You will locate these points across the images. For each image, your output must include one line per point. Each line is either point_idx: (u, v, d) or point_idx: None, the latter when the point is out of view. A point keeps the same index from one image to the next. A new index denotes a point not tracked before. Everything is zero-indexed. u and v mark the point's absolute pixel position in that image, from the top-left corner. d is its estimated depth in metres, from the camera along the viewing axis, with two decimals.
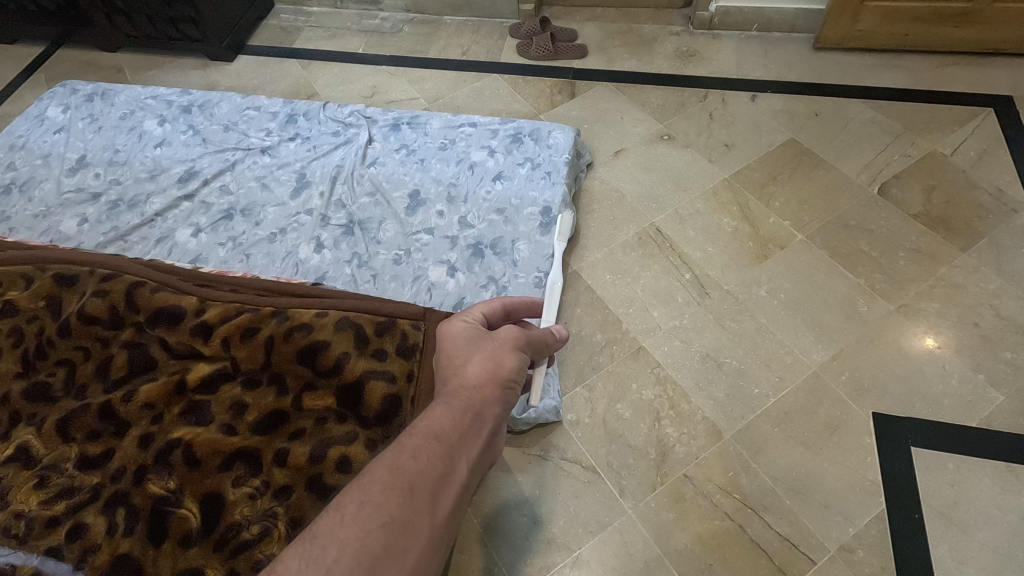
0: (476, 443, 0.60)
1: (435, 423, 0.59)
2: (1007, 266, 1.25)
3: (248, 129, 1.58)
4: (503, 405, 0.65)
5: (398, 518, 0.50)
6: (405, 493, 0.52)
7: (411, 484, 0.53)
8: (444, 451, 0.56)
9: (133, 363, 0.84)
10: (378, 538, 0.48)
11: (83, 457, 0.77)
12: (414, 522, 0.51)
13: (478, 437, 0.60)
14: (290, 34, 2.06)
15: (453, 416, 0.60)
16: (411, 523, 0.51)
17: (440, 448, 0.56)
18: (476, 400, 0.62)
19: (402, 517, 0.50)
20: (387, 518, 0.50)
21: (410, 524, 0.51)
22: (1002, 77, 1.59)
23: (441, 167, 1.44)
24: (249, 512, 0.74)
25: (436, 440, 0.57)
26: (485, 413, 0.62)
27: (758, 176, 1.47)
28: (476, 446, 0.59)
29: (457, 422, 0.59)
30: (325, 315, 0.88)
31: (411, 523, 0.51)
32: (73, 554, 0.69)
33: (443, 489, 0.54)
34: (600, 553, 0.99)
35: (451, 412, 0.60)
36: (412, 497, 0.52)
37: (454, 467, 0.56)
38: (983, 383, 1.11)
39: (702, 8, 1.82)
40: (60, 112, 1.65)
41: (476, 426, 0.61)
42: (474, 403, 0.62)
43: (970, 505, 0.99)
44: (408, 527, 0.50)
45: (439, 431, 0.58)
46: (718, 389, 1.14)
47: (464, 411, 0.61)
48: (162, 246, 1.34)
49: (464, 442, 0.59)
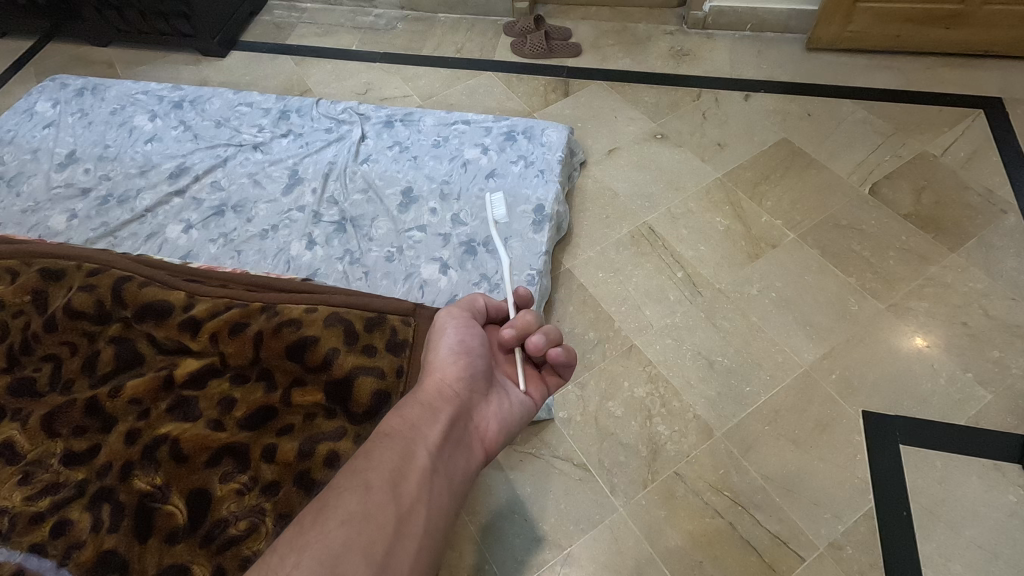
0: (433, 428, 0.60)
1: (387, 423, 0.60)
2: (996, 266, 1.26)
3: (240, 125, 1.57)
4: (461, 389, 0.66)
5: (356, 514, 0.50)
6: (361, 490, 0.52)
7: (366, 481, 0.53)
8: (398, 444, 0.57)
9: (121, 358, 0.83)
10: (338, 535, 0.48)
11: (69, 453, 0.76)
12: (376, 514, 0.51)
13: (435, 421, 0.61)
14: (284, 30, 2.05)
15: (404, 411, 0.61)
16: (371, 515, 0.51)
17: (393, 443, 0.57)
18: (426, 390, 0.64)
19: (362, 511, 0.51)
20: (345, 516, 0.50)
21: (371, 516, 0.51)
22: (992, 79, 1.60)
23: (434, 164, 1.44)
24: (237, 508, 0.73)
25: (389, 437, 0.58)
26: (437, 398, 0.64)
27: (750, 175, 1.47)
28: (435, 432, 0.60)
29: (409, 415, 0.61)
30: (315, 311, 0.88)
31: (372, 515, 0.51)
32: (57, 550, 0.68)
33: (404, 478, 0.55)
34: (591, 551, 0.99)
35: (401, 409, 0.62)
36: (369, 492, 0.52)
37: (413, 456, 0.57)
38: (971, 381, 1.12)
39: (695, 8, 1.82)
40: (49, 106, 1.63)
41: (431, 413, 0.62)
42: (420, 394, 0.64)
43: (958, 502, 0.99)
44: (370, 519, 0.50)
45: (390, 429, 0.59)
46: (710, 387, 1.15)
47: (415, 404, 0.62)
48: (152, 242, 1.33)
49: (420, 432, 0.59)
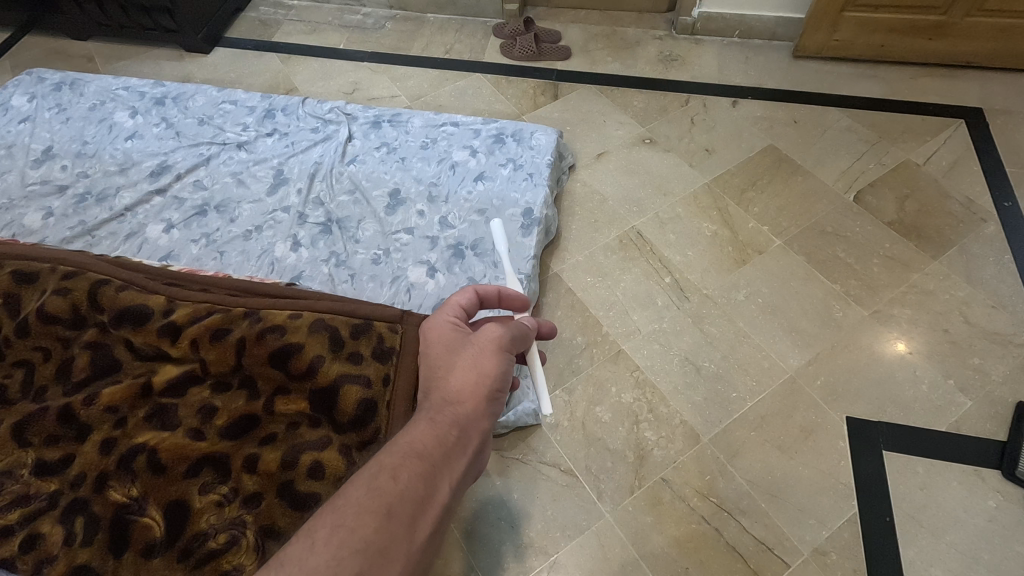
0: (460, 460, 0.58)
1: (418, 440, 0.57)
2: (976, 274, 1.28)
3: (224, 123, 1.54)
4: (488, 423, 0.63)
5: (374, 543, 0.48)
6: (381, 517, 0.49)
7: (389, 507, 0.50)
8: (426, 473, 0.54)
9: (96, 365, 0.81)
10: (352, 565, 0.46)
11: (40, 463, 0.73)
12: (391, 548, 0.49)
13: (463, 455, 0.58)
14: (270, 27, 2.02)
15: (437, 432, 0.58)
16: (388, 549, 0.48)
17: (422, 469, 0.54)
18: (460, 415, 0.61)
19: (378, 543, 0.48)
20: (361, 544, 0.47)
21: (386, 551, 0.48)
22: (973, 89, 1.63)
23: (422, 166, 1.42)
24: (216, 521, 0.72)
25: (419, 459, 0.55)
26: (470, 428, 0.60)
27: (737, 181, 1.48)
28: (461, 466, 0.58)
29: (441, 439, 0.57)
30: (299, 316, 0.86)
31: (388, 549, 0.48)
32: (27, 565, 0.66)
33: (423, 511, 0.52)
34: (577, 557, 0.98)
35: (435, 428, 0.58)
36: (389, 520, 0.50)
37: (435, 489, 0.54)
38: (953, 388, 1.13)
39: (685, 13, 1.82)
40: (25, 100, 1.59)
41: (462, 443, 0.59)
42: (456, 416, 0.60)
43: (939, 508, 1.01)
44: (383, 553, 0.48)
45: (421, 449, 0.56)
46: (697, 392, 1.15)
47: (449, 429, 0.59)
48: (132, 242, 1.30)
49: (448, 462, 0.57)
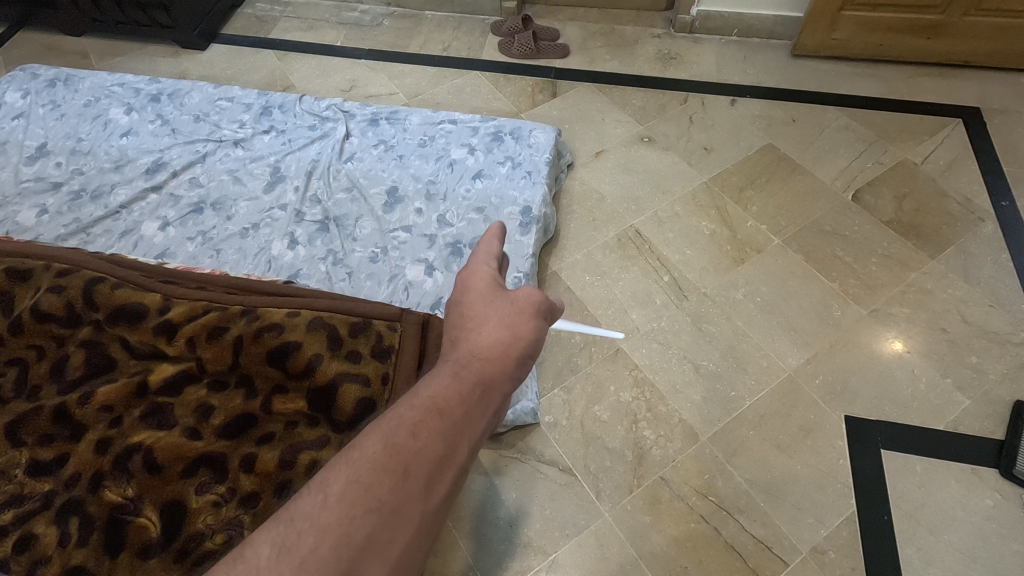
0: (480, 421, 0.56)
1: (438, 396, 0.55)
2: (973, 273, 1.28)
3: (220, 120, 1.53)
4: (510, 385, 0.61)
5: (388, 503, 0.47)
6: (397, 476, 0.48)
7: (405, 465, 0.49)
8: (446, 432, 0.52)
9: (92, 363, 0.80)
10: (364, 525, 0.45)
11: (34, 462, 0.72)
12: (404, 508, 0.48)
13: (483, 416, 0.56)
14: (267, 24, 2.01)
15: (459, 390, 0.56)
16: (401, 510, 0.47)
17: (441, 428, 0.52)
18: (485, 372, 0.59)
19: (392, 502, 0.47)
20: (376, 503, 0.46)
21: (399, 511, 0.47)
22: (970, 89, 1.64)
23: (420, 164, 1.42)
24: (214, 520, 0.71)
25: (438, 416, 0.53)
26: (492, 388, 0.58)
27: (736, 180, 1.48)
28: (480, 427, 0.56)
29: (462, 398, 0.55)
30: (297, 315, 0.84)
31: (402, 509, 0.47)
32: (21, 566, 0.64)
33: (440, 472, 0.51)
34: (576, 556, 0.98)
35: (457, 386, 0.56)
36: (405, 479, 0.48)
37: (454, 449, 0.52)
38: (951, 387, 1.13)
39: (683, 11, 1.82)
40: (19, 97, 1.57)
41: (483, 402, 0.57)
42: (478, 375, 0.58)
43: (937, 506, 1.01)
44: (396, 514, 0.47)
45: (441, 406, 0.54)
46: (696, 391, 1.15)
47: (471, 388, 0.57)
48: (127, 239, 1.28)
49: (468, 423, 0.55)
